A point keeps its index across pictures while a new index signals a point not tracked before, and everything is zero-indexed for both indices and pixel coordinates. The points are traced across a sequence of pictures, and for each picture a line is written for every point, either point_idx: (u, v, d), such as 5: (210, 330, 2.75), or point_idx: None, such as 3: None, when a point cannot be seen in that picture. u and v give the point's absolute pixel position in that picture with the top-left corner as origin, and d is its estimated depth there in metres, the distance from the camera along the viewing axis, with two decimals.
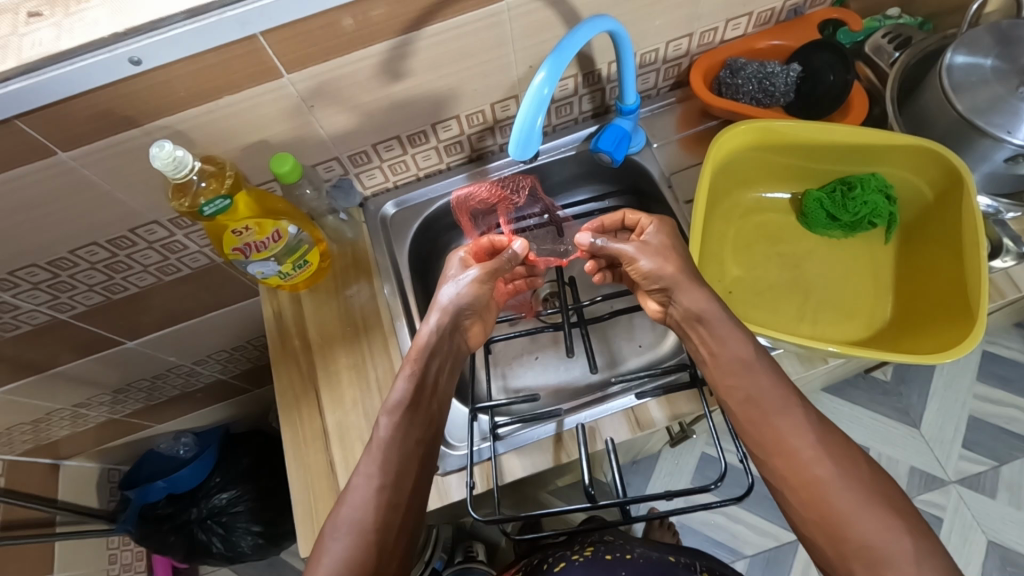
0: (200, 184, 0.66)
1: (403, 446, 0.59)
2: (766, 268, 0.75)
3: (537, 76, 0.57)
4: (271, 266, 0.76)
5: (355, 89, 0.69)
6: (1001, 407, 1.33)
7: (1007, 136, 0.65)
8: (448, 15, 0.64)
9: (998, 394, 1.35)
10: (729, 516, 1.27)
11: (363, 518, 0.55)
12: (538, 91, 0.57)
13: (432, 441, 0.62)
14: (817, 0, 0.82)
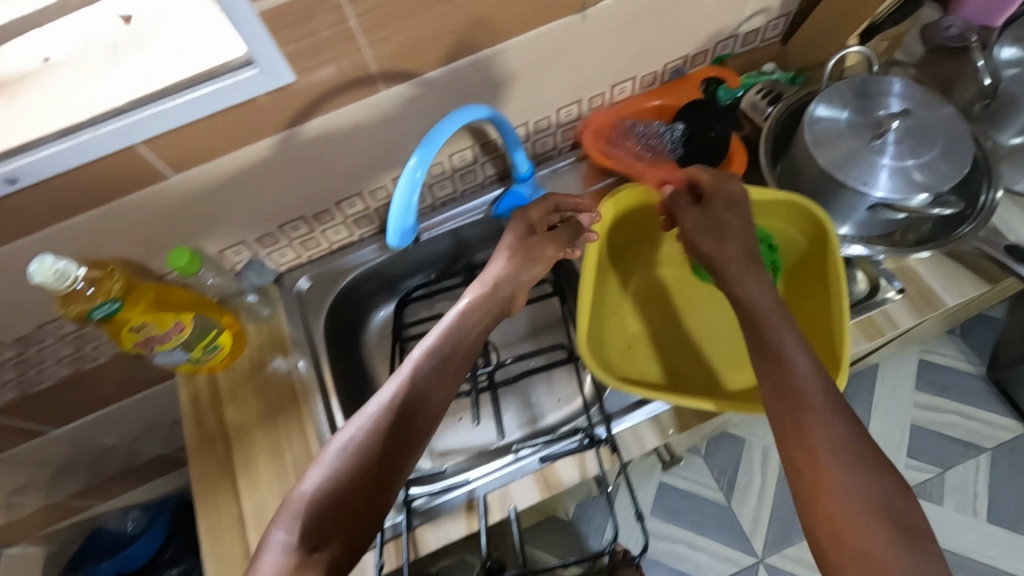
0: (86, 290, 0.65)
1: (401, 412, 0.55)
2: (664, 322, 0.78)
3: (409, 161, 0.60)
4: (179, 354, 0.76)
5: (250, 180, 0.71)
6: (939, 414, 1.38)
7: (863, 187, 0.69)
8: (330, 108, 0.67)
9: (937, 401, 1.40)
10: (690, 545, 1.28)
11: (319, 491, 0.49)
12: (411, 172, 0.60)
13: (436, 419, 0.58)
14: (696, 60, 0.87)
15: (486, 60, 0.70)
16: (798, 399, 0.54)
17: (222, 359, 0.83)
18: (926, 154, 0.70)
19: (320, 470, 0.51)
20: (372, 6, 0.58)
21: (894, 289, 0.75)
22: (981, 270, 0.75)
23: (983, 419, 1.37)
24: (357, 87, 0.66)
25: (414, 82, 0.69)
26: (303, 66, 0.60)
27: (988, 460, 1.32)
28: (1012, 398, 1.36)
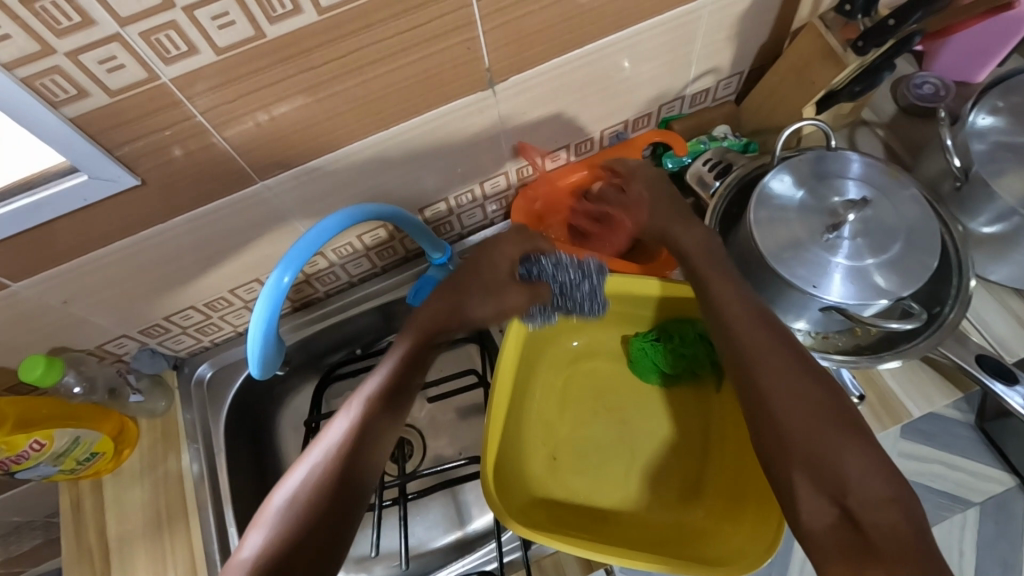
0: None
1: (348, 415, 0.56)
2: (593, 428, 0.69)
3: (271, 269, 0.53)
4: (45, 469, 0.68)
5: (116, 279, 0.63)
6: (924, 464, 1.25)
7: (813, 290, 0.60)
8: (196, 202, 0.58)
9: (924, 451, 1.27)
10: None
11: (318, 478, 0.51)
12: (275, 280, 0.53)
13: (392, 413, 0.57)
14: (638, 124, 0.80)
15: (380, 143, 0.62)
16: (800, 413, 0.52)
17: (105, 463, 0.74)
18: (885, 251, 0.61)
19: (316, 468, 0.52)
20: (222, 99, 0.49)
21: (855, 396, 0.65)
22: (947, 373, 0.67)
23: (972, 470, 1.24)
24: (225, 180, 0.57)
25: (295, 171, 0.60)
26: (149, 165, 0.52)
27: (974, 515, 1.21)
28: (1005, 452, 1.23)
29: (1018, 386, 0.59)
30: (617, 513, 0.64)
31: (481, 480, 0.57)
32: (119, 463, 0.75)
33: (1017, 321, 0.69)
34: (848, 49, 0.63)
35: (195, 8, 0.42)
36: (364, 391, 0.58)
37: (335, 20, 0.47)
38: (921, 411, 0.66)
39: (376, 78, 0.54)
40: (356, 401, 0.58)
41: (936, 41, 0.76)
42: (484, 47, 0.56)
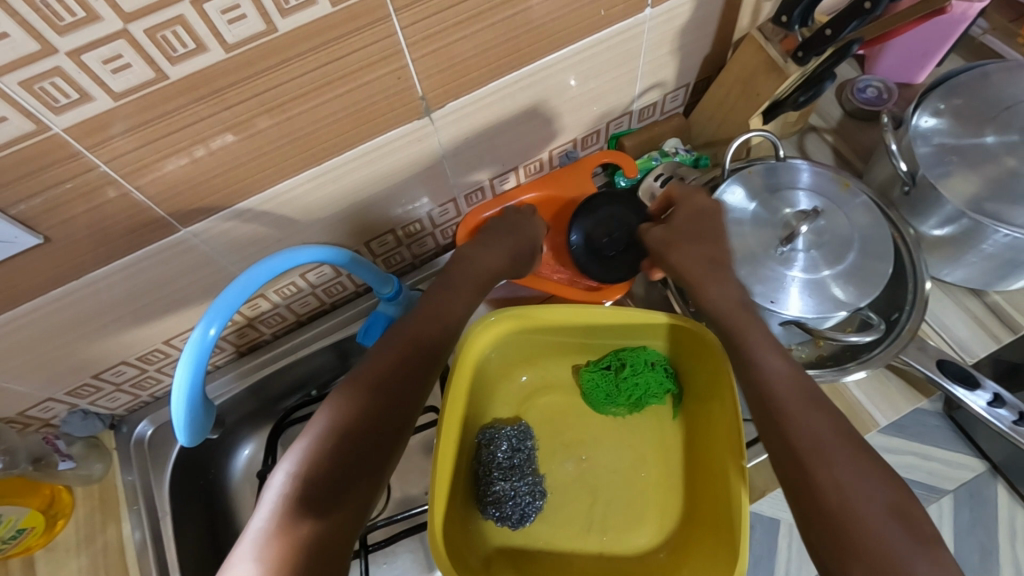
0: None
1: (377, 368, 0.54)
2: (550, 465, 0.66)
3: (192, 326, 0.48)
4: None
5: (33, 344, 0.58)
6: (899, 457, 1.26)
7: (772, 306, 0.59)
8: (113, 255, 0.54)
9: (896, 443, 1.28)
10: None
11: (330, 433, 0.50)
12: (200, 335, 0.48)
13: (404, 376, 0.55)
14: (587, 142, 0.78)
15: (315, 179, 0.58)
16: (896, 512, 0.45)
17: (34, 537, 0.68)
18: (842, 261, 0.60)
19: (329, 420, 0.51)
20: (128, 147, 0.45)
21: None
22: (912, 380, 0.66)
23: (944, 459, 1.26)
24: (144, 231, 0.53)
25: (222, 214, 0.56)
26: (54, 222, 0.48)
27: (950, 503, 1.22)
28: (973, 438, 1.25)
29: (980, 390, 0.58)
30: (581, 558, 0.62)
31: (431, 544, 0.54)
32: (51, 534, 0.69)
33: (975, 321, 0.69)
34: (789, 59, 0.62)
35: (81, 52, 0.38)
36: (395, 342, 0.56)
37: (246, 58, 0.44)
38: (889, 420, 0.65)
39: (300, 115, 0.51)
40: (384, 346, 0.56)
41: (875, 46, 0.77)
42: (414, 76, 0.53)
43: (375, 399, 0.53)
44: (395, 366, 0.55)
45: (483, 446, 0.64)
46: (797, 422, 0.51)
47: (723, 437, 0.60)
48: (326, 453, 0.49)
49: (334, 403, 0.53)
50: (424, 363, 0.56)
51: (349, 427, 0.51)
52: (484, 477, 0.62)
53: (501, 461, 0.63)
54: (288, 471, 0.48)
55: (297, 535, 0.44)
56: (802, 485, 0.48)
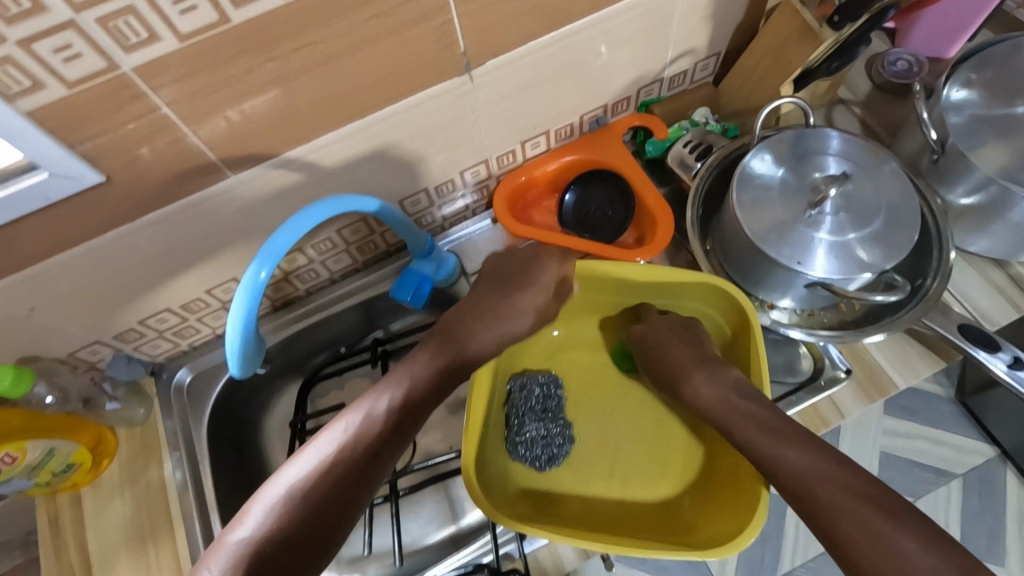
0: None
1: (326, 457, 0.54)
2: (576, 416, 0.69)
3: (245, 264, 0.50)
4: (21, 483, 0.65)
5: (87, 285, 0.60)
6: (910, 441, 1.28)
7: (798, 267, 0.60)
8: (167, 199, 0.56)
9: (906, 427, 1.30)
10: None
11: (271, 527, 0.50)
12: (252, 276, 0.51)
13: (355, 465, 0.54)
14: (617, 108, 0.78)
15: (357, 133, 0.60)
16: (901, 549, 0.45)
17: (83, 474, 0.71)
18: (868, 225, 0.61)
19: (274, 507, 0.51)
20: (188, 90, 0.48)
21: (841, 369, 0.66)
22: (932, 345, 0.67)
23: (955, 445, 1.27)
24: (196, 176, 0.55)
25: (268, 164, 0.58)
26: (115, 162, 0.50)
27: (959, 487, 1.24)
28: (985, 424, 1.26)
29: (1001, 353, 0.60)
30: (604, 503, 0.64)
31: (462, 477, 0.57)
32: (98, 473, 0.73)
33: (998, 292, 0.70)
34: (825, 24, 0.63)
35: None
36: (348, 425, 0.56)
37: (303, 5, 0.45)
38: (908, 384, 0.66)
39: (349, 66, 0.52)
40: (335, 431, 0.56)
41: (908, 18, 0.77)
42: (458, 31, 0.55)
43: (317, 488, 0.52)
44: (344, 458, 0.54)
45: (515, 393, 0.67)
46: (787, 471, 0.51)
47: None
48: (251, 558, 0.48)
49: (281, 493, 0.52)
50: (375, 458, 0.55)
51: (290, 519, 0.50)
52: (516, 419, 0.66)
53: (535, 406, 0.66)
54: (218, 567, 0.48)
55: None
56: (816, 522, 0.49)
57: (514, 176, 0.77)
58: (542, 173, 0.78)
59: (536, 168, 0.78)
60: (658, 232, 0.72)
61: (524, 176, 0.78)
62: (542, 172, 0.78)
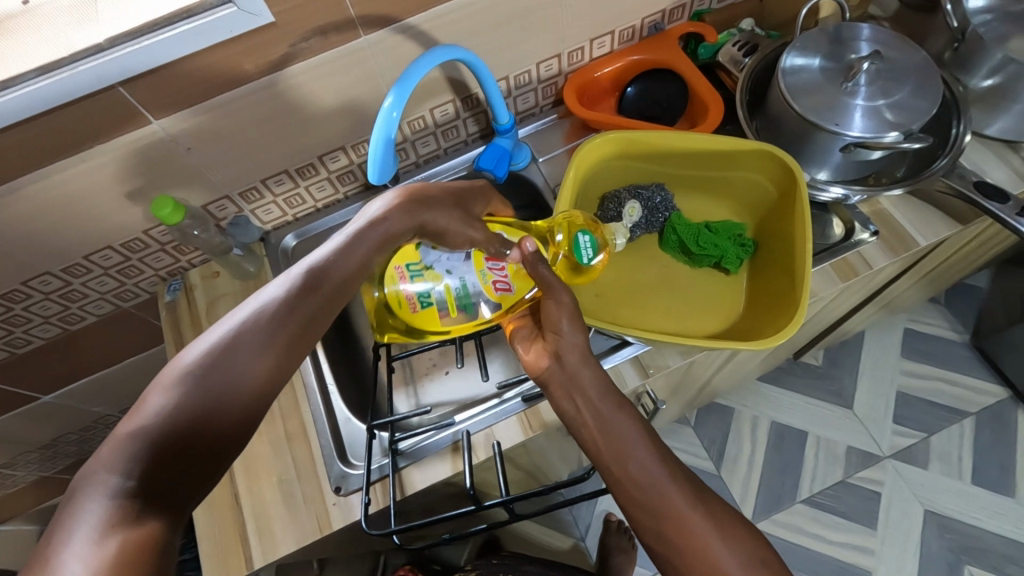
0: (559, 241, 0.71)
1: (277, 325, 0.50)
2: (639, 267, 0.79)
3: (384, 100, 0.59)
4: (428, 256, 0.72)
5: (233, 130, 0.72)
6: (927, 379, 1.52)
7: (836, 128, 0.71)
8: (310, 53, 0.68)
9: (926, 368, 1.53)
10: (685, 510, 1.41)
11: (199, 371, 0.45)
12: (386, 114, 0.60)
13: (242, 375, 0.46)
14: (674, 15, 0.88)
15: (466, 7, 0.71)
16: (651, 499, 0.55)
17: (434, 319, 0.73)
18: (896, 93, 0.72)
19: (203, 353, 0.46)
20: None
21: (868, 231, 0.77)
22: (951, 211, 0.78)
23: (971, 386, 1.50)
24: (337, 33, 0.67)
25: (393, 28, 0.70)
26: (282, 6, 0.61)
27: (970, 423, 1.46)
28: (1001, 368, 1.48)
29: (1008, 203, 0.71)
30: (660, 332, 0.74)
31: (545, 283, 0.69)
32: (379, 317, 0.76)
33: (1011, 171, 0.80)
34: None
35: None
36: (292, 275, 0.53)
37: None
38: (927, 243, 0.77)
39: None
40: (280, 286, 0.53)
41: None
42: None
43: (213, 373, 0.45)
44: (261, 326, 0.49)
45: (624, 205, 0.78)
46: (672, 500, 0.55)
47: (791, 239, 0.70)
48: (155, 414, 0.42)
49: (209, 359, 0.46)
50: (243, 355, 0.47)
51: (207, 371, 0.45)
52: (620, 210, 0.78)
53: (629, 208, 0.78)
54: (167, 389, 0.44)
55: (105, 554, 0.34)
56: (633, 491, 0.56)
57: (586, 69, 0.88)
58: (608, 68, 0.89)
59: (604, 62, 0.88)
60: (712, 112, 0.83)
61: (594, 70, 0.88)
62: (609, 67, 0.89)
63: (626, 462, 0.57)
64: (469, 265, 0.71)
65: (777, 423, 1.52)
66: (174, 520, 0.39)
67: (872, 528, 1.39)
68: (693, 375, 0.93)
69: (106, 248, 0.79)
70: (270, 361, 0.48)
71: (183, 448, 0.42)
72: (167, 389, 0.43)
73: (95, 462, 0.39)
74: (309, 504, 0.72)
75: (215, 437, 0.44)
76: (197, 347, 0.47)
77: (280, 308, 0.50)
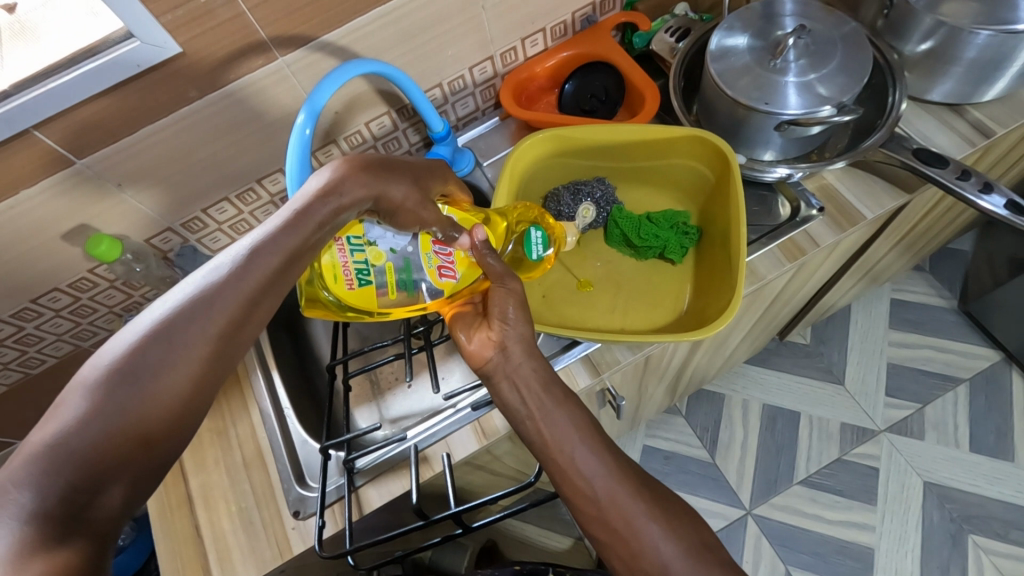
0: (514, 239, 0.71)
1: (221, 309, 0.41)
2: (585, 265, 0.79)
3: (295, 119, 0.60)
4: (373, 231, 0.64)
5: (163, 161, 0.72)
6: (915, 350, 1.49)
7: (766, 107, 0.70)
8: (227, 80, 0.67)
9: (911, 338, 1.51)
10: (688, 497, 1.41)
11: (124, 369, 0.37)
12: (299, 133, 0.61)
13: (176, 373, 0.39)
14: (605, 7, 0.87)
15: (382, 19, 0.70)
16: (605, 511, 0.53)
17: (371, 299, 0.66)
18: (824, 66, 0.70)
19: (128, 346, 0.38)
20: None
21: (814, 208, 0.76)
22: (896, 180, 0.76)
23: (960, 351, 1.48)
24: (252, 56, 0.67)
25: (310, 46, 0.69)
26: (189, 34, 0.61)
27: (966, 391, 1.43)
28: (990, 331, 1.45)
29: (950, 167, 0.69)
30: (608, 329, 0.73)
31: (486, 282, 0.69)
32: (304, 290, 0.65)
33: (957, 132, 0.78)
34: None
35: None
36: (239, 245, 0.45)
37: None
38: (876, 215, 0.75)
39: None
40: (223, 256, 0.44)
41: None
42: None
43: (143, 374, 0.38)
44: (199, 308, 0.41)
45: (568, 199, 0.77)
46: (622, 506, 0.53)
47: (732, 224, 0.69)
48: (73, 424, 0.35)
49: (136, 352, 0.38)
50: (179, 345, 0.39)
51: (133, 367, 0.38)
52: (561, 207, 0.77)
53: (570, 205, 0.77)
54: (86, 391, 0.36)
55: None
56: (586, 501, 0.54)
57: (519, 68, 0.88)
58: (545, 66, 0.88)
59: (540, 59, 0.87)
60: (649, 101, 0.82)
61: (530, 68, 0.87)
62: (546, 64, 0.88)
63: (569, 452, 0.54)
64: (416, 246, 0.66)
65: (767, 406, 1.48)
66: (105, 535, 0.35)
67: (870, 504, 1.35)
68: (657, 368, 0.91)
69: (54, 289, 0.79)
70: (210, 352, 0.41)
71: (117, 457, 0.36)
72: (86, 390, 0.36)
73: (5, 477, 0.33)
74: (268, 530, 0.71)
75: (155, 442, 0.38)
76: (127, 336, 0.39)
77: (218, 290, 0.42)
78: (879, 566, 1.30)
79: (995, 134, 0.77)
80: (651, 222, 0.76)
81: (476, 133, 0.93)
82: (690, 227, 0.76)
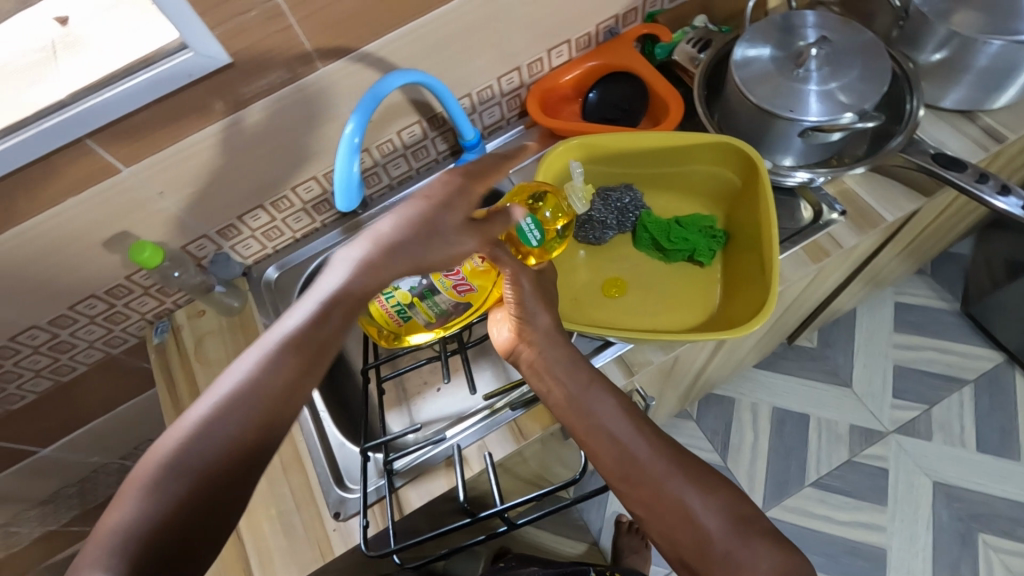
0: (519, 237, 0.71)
1: (245, 409, 0.47)
2: (614, 268, 0.81)
3: (345, 128, 0.62)
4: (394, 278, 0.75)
5: (204, 170, 0.73)
6: (920, 352, 1.52)
7: (791, 114, 0.73)
8: (270, 90, 0.69)
9: (916, 340, 1.54)
10: None
11: (170, 471, 0.44)
12: (348, 142, 0.63)
13: (208, 472, 0.45)
14: (628, 19, 0.90)
15: (419, 31, 0.73)
16: None
17: (419, 327, 0.80)
18: (845, 76, 0.73)
19: (172, 450, 0.45)
20: None
21: (836, 211, 0.79)
22: (913, 183, 0.79)
23: (964, 353, 1.51)
24: (294, 68, 0.68)
25: (350, 57, 0.71)
26: (238, 46, 0.63)
27: (971, 392, 1.46)
28: (993, 332, 1.48)
29: (967, 170, 0.72)
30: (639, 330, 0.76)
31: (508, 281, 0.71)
32: (373, 330, 0.84)
33: (969, 138, 0.81)
34: None
35: None
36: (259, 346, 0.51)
37: None
38: (894, 218, 0.78)
39: None
40: (248, 359, 0.50)
41: None
42: None
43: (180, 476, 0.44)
44: (226, 410, 0.47)
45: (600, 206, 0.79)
46: None
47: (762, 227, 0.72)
48: (130, 521, 0.42)
49: (174, 456, 0.45)
50: (210, 446, 0.45)
51: (176, 469, 0.44)
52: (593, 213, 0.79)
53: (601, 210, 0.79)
54: (139, 493, 0.43)
55: None
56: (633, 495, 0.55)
57: (545, 77, 0.90)
58: (570, 76, 0.91)
59: (565, 69, 0.90)
60: (673, 109, 0.84)
61: (555, 78, 0.90)
62: (570, 74, 0.90)
63: None
64: (430, 277, 0.75)
65: (779, 409, 1.51)
66: None
67: (881, 504, 1.37)
68: (681, 369, 0.93)
69: (91, 296, 0.80)
70: (239, 448, 0.46)
71: (165, 545, 0.42)
72: (138, 492, 0.43)
73: (79, 565, 0.40)
74: (309, 532, 0.72)
75: (194, 533, 0.44)
76: (171, 441, 0.46)
77: (253, 382, 0.49)
78: (891, 566, 1.32)
79: (1006, 139, 0.80)
80: (679, 225, 0.79)
81: (502, 142, 0.95)
82: (717, 231, 0.79)
